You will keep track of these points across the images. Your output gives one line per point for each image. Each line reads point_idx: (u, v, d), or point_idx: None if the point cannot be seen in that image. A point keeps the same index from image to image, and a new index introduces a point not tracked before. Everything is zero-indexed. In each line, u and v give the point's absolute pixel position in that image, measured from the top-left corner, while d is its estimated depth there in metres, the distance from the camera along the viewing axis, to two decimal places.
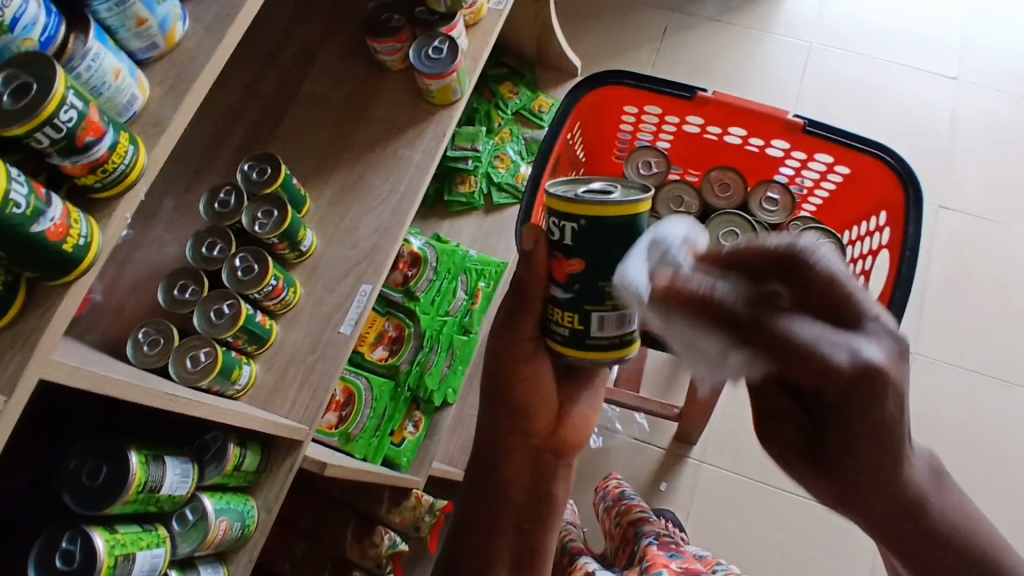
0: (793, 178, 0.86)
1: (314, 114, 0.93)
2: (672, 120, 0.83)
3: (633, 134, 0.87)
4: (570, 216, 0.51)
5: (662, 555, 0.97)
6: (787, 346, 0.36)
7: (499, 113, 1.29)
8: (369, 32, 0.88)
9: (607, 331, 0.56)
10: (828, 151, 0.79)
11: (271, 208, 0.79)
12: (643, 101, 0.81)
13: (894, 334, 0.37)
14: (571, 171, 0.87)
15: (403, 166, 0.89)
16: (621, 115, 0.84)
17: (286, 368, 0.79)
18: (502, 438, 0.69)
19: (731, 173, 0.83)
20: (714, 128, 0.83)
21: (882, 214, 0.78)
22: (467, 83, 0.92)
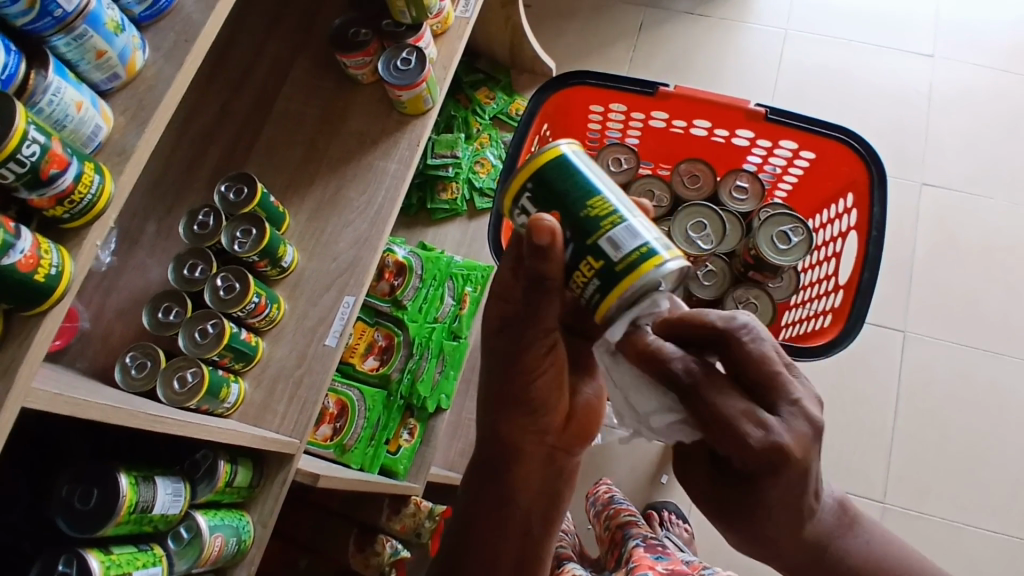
0: (762, 165, 0.87)
1: (288, 131, 0.94)
2: (637, 116, 0.84)
3: (602, 132, 0.88)
4: (517, 188, 0.51)
5: (649, 556, 0.96)
6: (721, 413, 0.45)
7: (477, 119, 1.29)
8: (337, 47, 0.90)
9: (629, 246, 0.46)
10: (792, 137, 0.80)
11: (250, 227, 0.80)
12: (607, 99, 0.82)
13: (805, 416, 0.46)
14: None
15: (379, 177, 0.90)
16: (587, 114, 0.85)
17: (273, 385, 0.81)
18: (515, 437, 0.64)
19: (700, 165, 0.84)
20: (680, 121, 0.84)
21: (849, 196, 0.79)
22: (438, 92, 0.93)
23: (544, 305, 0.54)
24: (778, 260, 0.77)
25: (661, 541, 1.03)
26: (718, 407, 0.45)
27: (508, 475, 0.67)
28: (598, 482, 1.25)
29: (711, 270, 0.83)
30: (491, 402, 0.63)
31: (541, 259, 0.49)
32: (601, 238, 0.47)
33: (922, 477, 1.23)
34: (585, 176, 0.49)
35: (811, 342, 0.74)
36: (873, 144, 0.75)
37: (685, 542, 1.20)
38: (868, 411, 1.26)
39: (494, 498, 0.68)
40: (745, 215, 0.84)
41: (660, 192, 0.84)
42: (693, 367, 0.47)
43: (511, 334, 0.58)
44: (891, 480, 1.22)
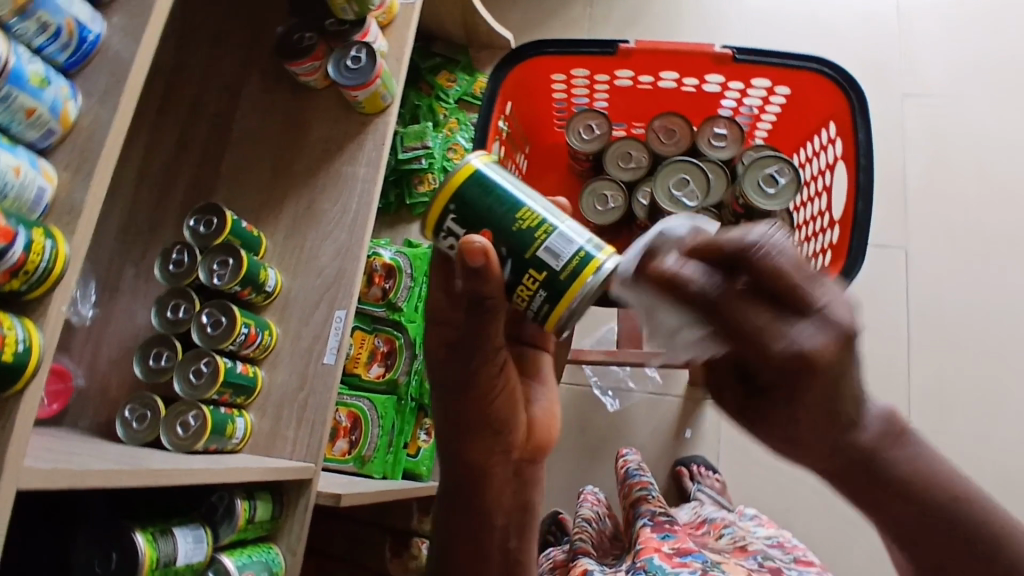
0: (738, 108, 0.83)
1: (250, 151, 0.91)
2: (602, 78, 0.81)
3: (568, 100, 0.84)
4: (442, 214, 0.50)
5: (656, 538, 0.86)
6: (736, 334, 0.37)
7: (442, 104, 1.25)
8: (283, 57, 0.86)
9: (566, 253, 0.48)
10: (765, 74, 0.77)
11: (226, 257, 0.77)
12: (567, 66, 0.78)
13: (838, 323, 0.36)
14: (514, 152, 0.84)
15: (350, 183, 0.87)
16: (550, 84, 0.81)
17: (279, 412, 0.79)
18: (481, 464, 0.60)
19: (674, 118, 0.81)
20: (647, 77, 0.80)
21: (832, 125, 0.76)
22: (394, 86, 0.90)
23: (487, 324, 0.50)
24: (767, 204, 0.74)
25: (669, 517, 0.97)
26: (736, 324, 0.37)
27: (479, 500, 0.62)
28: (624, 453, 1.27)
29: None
30: (448, 429, 0.58)
31: (484, 282, 0.47)
32: (539, 249, 0.48)
33: (942, 391, 1.22)
34: (507, 191, 0.50)
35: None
36: (846, 68, 0.72)
37: (718, 492, 1.21)
38: (881, 334, 1.25)
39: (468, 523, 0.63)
40: (728, 163, 0.81)
41: (637, 153, 0.81)
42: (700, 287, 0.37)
43: (461, 357, 0.54)
44: (914, 400, 1.21)
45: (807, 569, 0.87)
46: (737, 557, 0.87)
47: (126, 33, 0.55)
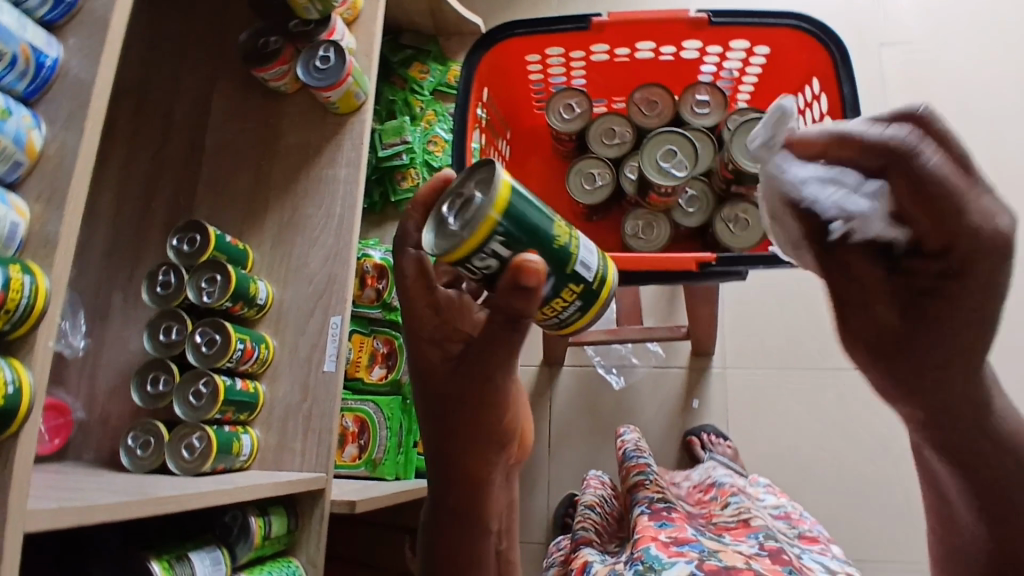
0: (718, 73, 0.82)
1: (227, 163, 0.89)
2: (578, 54, 0.79)
3: (545, 80, 0.83)
4: (492, 235, 0.45)
5: (652, 525, 0.86)
6: (931, 182, 0.39)
7: (417, 96, 1.23)
8: (250, 63, 0.84)
9: (592, 263, 0.52)
10: (742, 36, 0.75)
11: (214, 274, 0.75)
12: (541, 45, 0.76)
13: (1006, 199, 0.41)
14: (496, 139, 0.83)
15: (332, 186, 0.86)
16: (525, 65, 0.79)
17: (284, 424, 0.78)
18: (482, 472, 0.54)
19: (655, 89, 0.79)
20: (623, 49, 0.78)
21: (815, 81, 0.74)
22: (367, 83, 0.88)
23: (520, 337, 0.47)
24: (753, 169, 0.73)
25: (666, 502, 0.93)
26: (937, 173, 0.39)
27: (477, 510, 0.56)
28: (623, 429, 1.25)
29: (693, 194, 0.79)
30: (442, 437, 0.52)
31: (529, 300, 0.45)
32: (576, 264, 0.50)
33: None
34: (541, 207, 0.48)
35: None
36: (824, 20, 0.71)
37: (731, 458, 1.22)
38: None
39: (466, 546, 0.58)
40: (712, 129, 0.79)
41: (620, 128, 0.80)
42: (912, 141, 0.39)
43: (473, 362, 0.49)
44: None
45: (810, 547, 0.89)
46: (739, 535, 0.86)
47: (85, 54, 0.53)
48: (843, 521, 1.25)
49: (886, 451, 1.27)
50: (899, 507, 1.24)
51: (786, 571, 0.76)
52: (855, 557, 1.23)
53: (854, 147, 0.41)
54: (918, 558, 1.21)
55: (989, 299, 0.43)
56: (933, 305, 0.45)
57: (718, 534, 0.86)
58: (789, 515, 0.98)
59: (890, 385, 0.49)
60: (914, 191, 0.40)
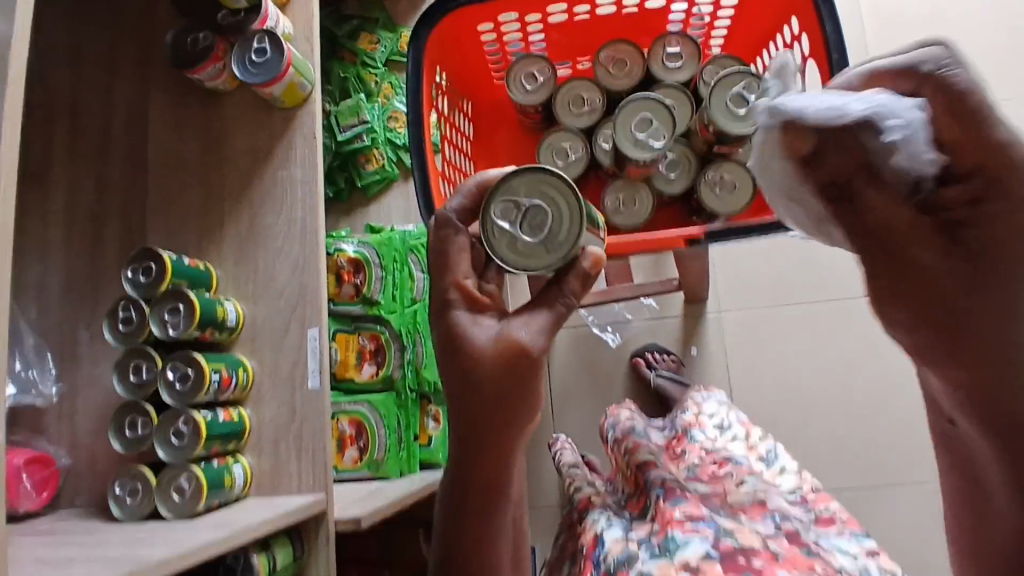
0: (688, 20, 0.76)
1: (175, 175, 0.82)
2: (535, 19, 0.73)
3: (503, 49, 0.76)
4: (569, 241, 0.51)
5: (666, 504, 0.83)
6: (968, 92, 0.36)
7: (371, 70, 1.14)
8: (181, 66, 0.77)
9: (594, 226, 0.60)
10: None
11: (176, 304, 0.70)
12: (495, 13, 0.70)
13: None
14: (459, 119, 0.77)
15: (289, 188, 0.80)
16: (479, 36, 0.73)
17: (277, 447, 0.75)
18: (515, 441, 0.51)
19: (622, 47, 0.73)
20: (582, 6, 0.72)
21: (795, 20, 0.67)
22: (311, 71, 0.81)
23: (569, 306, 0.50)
24: (738, 129, 0.68)
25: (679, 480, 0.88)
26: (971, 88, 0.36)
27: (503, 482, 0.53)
28: (615, 406, 1.24)
29: (674, 157, 0.74)
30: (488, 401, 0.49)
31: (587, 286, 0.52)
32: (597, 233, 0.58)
33: None
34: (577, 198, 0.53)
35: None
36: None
37: (675, 369, 1.31)
38: None
39: (487, 523, 0.54)
40: (686, 84, 0.74)
41: (589, 94, 0.74)
42: (944, 58, 0.36)
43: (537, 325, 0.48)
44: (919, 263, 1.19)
45: (826, 528, 0.90)
46: (755, 517, 0.86)
47: None
48: (849, 451, 1.26)
49: (889, 376, 1.27)
50: (906, 428, 1.25)
51: (803, 553, 0.79)
52: (864, 486, 1.25)
53: (881, 78, 0.39)
54: (929, 477, 1.23)
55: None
56: (970, 236, 0.37)
57: (735, 515, 0.84)
58: (800, 497, 0.97)
59: (933, 344, 0.40)
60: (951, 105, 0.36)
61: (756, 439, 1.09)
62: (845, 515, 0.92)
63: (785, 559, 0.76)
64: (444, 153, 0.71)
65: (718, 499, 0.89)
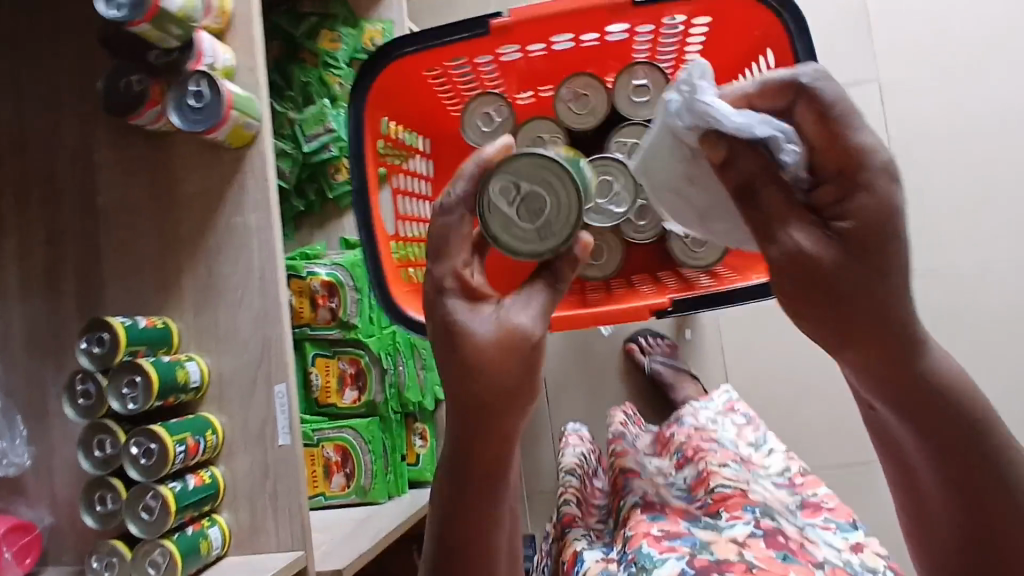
0: (654, 51, 0.70)
1: (126, 222, 0.79)
2: (485, 59, 0.65)
3: (456, 87, 0.70)
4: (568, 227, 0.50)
5: (645, 519, 0.84)
6: (835, 107, 0.45)
7: (334, 71, 1.08)
8: (116, 113, 0.72)
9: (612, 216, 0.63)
10: (679, 11, 0.61)
11: (132, 376, 0.68)
12: (440, 59, 0.63)
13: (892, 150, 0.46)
14: (412, 164, 0.72)
15: (244, 237, 0.76)
16: (426, 79, 0.66)
17: (252, 504, 0.75)
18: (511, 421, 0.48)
19: (582, 81, 0.68)
20: (536, 44, 0.64)
21: (769, 53, 0.63)
22: (255, 106, 0.76)
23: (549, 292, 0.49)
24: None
25: (660, 494, 0.90)
26: (835, 103, 0.45)
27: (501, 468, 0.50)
28: (614, 410, 1.25)
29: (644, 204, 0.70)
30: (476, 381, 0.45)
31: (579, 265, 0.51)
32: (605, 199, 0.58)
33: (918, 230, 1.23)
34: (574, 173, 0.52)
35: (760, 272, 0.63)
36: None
37: (670, 355, 1.29)
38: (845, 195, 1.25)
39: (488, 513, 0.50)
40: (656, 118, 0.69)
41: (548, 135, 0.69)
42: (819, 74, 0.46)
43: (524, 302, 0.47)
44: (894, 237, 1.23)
45: (813, 517, 0.93)
46: (734, 510, 0.85)
47: None
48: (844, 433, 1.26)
49: None
50: None
51: (779, 557, 0.78)
52: (862, 466, 1.25)
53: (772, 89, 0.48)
54: None
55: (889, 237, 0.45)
56: (847, 231, 0.45)
57: (715, 513, 0.85)
58: (790, 482, 0.99)
59: (834, 335, 0.47)
60: (819, 116, 0.46)
61: (749, 430, 1.10)
62: (833, 501, 0.94)
63: (760, 569, 0.75)
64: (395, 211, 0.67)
65: (701, 484, 0.93)
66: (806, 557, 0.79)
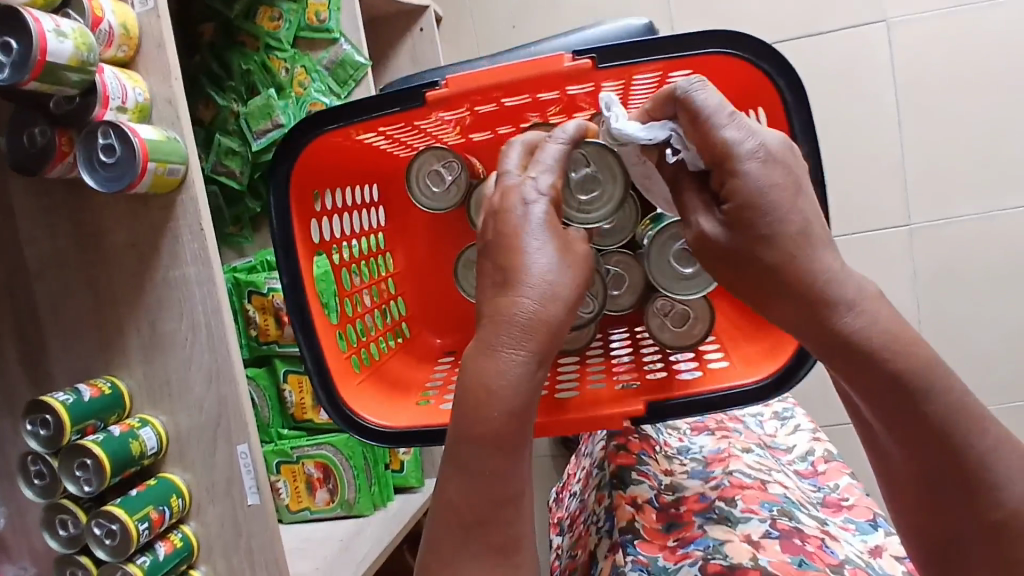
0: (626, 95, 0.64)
1: (55, 279, 0.72)
2: (426, 122, 0.60)
3: (399, 139, 0.66)
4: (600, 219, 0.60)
5: (660, 527, 0.64)
6: (702, 111, 0.49)
7: (278, 54, 0.98)
8: (22, 171, 0.64)
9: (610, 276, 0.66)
10: (652, 68, 0.55)
11: (82, 458, 0.65)
12: (376, 127, 0.58)
13: (762, 143, 0.48)
14: (356, 220, 0.69)
15: (185, 290, 0.71)
16: (361, 141, 0.62)
17: (228, 561, 0.74)
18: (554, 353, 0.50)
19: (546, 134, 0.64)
20: (485, 105, 0.59)
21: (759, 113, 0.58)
22: (178, 147, 0.68)
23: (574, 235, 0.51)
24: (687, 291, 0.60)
25: (677, 493, 0.69)
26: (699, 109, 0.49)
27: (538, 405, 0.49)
28: None
29: (618, 272, 0.66)
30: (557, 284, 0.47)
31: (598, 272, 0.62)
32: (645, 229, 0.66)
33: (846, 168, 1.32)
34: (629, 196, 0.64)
35: (744, 374, 0.59)
36: (760, 38, 0.53)
37: None
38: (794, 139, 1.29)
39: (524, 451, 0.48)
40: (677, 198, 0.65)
41: None
42: (691, 84, 0.50)
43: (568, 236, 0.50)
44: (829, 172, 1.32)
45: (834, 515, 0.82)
46: (751, 500, 0.67)
47: None
48: None
49: None
50: None
51: (795, 562, 0.61)
52: None
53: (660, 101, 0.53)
54: None
55: (766, 204, 0.47)
56: (728, 205, 0.48)
57: (728, 500, 0.67)
58: (810, 472, 0.91)
59: (750, 292, 0.49)
60: (691, 121, 0.50)
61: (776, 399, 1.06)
62: (854, 498, 0.85)
63: None
64: (344, 292, 0.64)
65: (719, 462, 0.76)
66: (826, 563, 0.62)
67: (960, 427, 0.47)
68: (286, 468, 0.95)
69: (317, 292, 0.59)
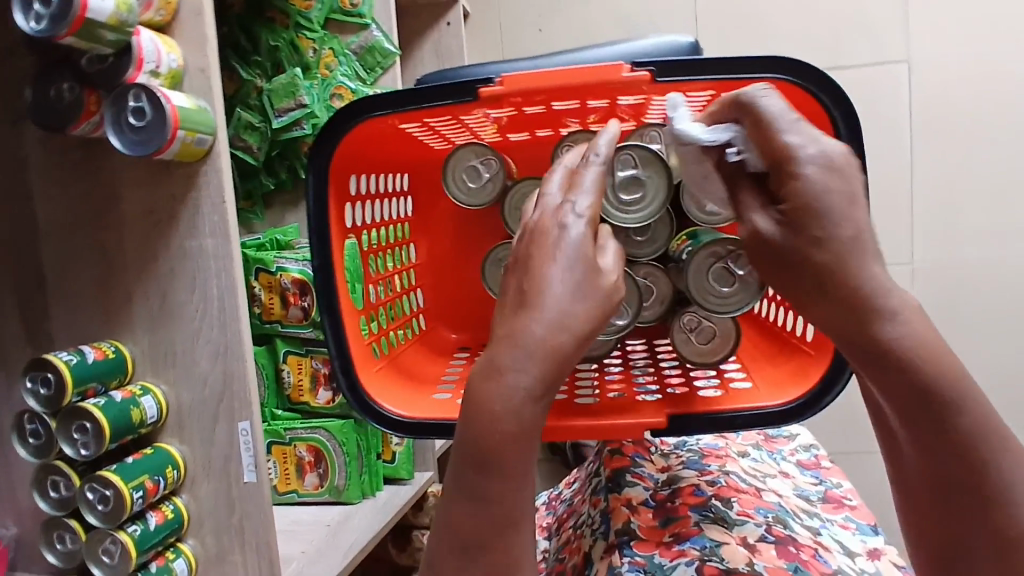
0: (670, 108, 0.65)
1: (63, 241, 0.71)
2: (469, 116, 0.61)
3: (437, 130, 0.66)
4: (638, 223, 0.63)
5: (653, 522, 0.64)
6: (766, 115, 0.51)
7: (306, 35, 0.99)
8: (46, 127, 0.64)
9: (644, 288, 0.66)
10: (708, 86, 0.57)
11: (82, 421, 0.64)
12: (422, 117, 0.58)
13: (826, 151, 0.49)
14: (383, 206, 0.69)
15: (200, 262, 0.70)
16: (401, 129, 0.62)
17: (218, 538, 0.73)
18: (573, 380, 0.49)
19: (582, 141, 0.65)
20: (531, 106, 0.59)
21: None
22: (208, 117, 0.67)
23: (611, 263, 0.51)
24: (719, 309, 0.62)
25: (670, 486, 0.69)
26: (763, 114, 0.51)
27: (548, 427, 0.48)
28: None
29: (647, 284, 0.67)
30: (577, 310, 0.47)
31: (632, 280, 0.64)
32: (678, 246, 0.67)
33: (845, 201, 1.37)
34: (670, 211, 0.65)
35: (770, 396, 0.61)
36: (817, 67, 0.54)
37: None
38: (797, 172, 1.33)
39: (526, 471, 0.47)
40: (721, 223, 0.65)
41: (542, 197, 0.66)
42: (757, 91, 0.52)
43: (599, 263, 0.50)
44: None
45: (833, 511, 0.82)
46: (748, 506, 0.68)
47: None
48: None
49: None
50: None
51: (792, 570, 0.60)
52: None
53: (725, 107, 0.55)
54: None
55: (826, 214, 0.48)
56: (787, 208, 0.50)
57: (725, 500, 0.67)
58: (813, 462, 0.93)
59: (798, 291, 0.50)
60: (754, 125, 0.52)
61: None
62: (856, 500, 0.84)
63: None
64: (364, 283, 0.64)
65: (714, 458, 0.78)
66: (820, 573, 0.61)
67: (990, 449, 0.46)
68: (277, 449, 0.94)
69: (345, 278, 0.59)
